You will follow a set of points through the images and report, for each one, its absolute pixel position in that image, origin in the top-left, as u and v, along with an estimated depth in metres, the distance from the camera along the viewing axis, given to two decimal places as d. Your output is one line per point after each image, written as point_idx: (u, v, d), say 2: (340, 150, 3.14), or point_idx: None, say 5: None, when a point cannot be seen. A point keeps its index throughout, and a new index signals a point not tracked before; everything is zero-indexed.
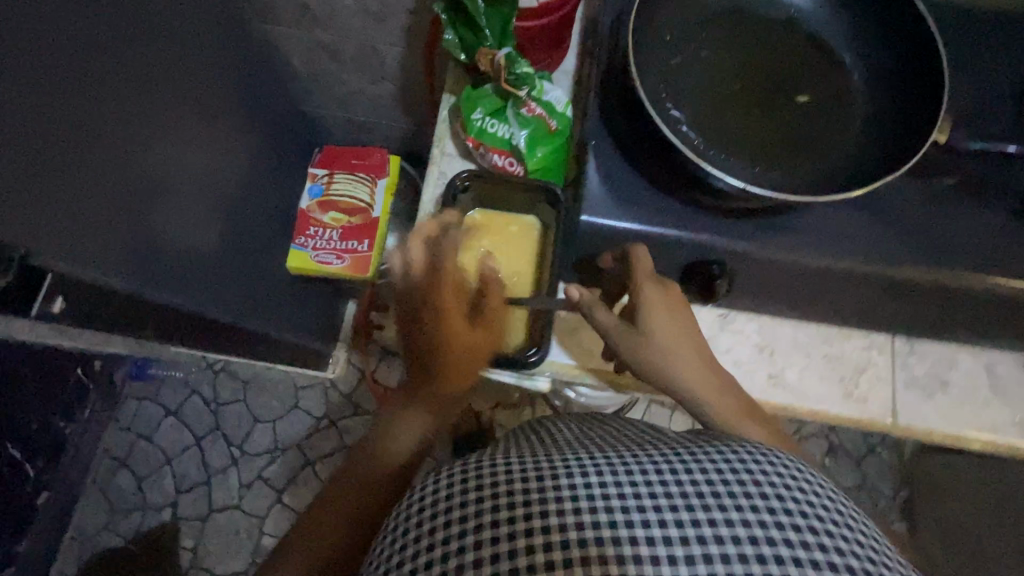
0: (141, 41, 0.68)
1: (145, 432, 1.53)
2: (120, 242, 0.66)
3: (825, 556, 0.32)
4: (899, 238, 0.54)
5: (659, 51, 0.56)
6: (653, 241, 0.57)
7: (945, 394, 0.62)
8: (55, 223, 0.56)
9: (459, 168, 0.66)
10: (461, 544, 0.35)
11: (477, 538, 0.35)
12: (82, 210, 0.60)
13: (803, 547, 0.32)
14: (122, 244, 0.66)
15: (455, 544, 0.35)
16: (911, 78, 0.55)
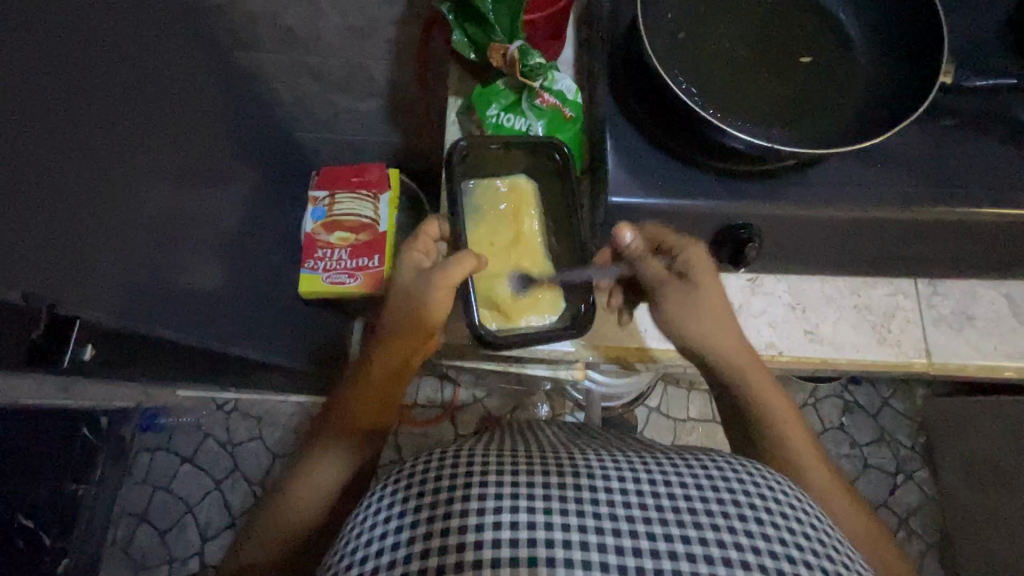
0: (134, 82, 0.67)
1: (161, 483, 1.48)
2: (130, 283, 0.65)
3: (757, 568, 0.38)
4: (915, 181, 0.56)
5: (663, 29, 0.58)
6: (681, 213, 0.58)
7: (973, 329, 0.64)
8: (64, 269, 0.55)
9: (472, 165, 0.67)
10: (444, 530, 0.39)
11: (460, 527, 0.39)
12: (92, 253, 0.58)
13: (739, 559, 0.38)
14: (132, 285, 0.65)
15: (439, 529, 0.39)
16: (906, 28, 0.57)
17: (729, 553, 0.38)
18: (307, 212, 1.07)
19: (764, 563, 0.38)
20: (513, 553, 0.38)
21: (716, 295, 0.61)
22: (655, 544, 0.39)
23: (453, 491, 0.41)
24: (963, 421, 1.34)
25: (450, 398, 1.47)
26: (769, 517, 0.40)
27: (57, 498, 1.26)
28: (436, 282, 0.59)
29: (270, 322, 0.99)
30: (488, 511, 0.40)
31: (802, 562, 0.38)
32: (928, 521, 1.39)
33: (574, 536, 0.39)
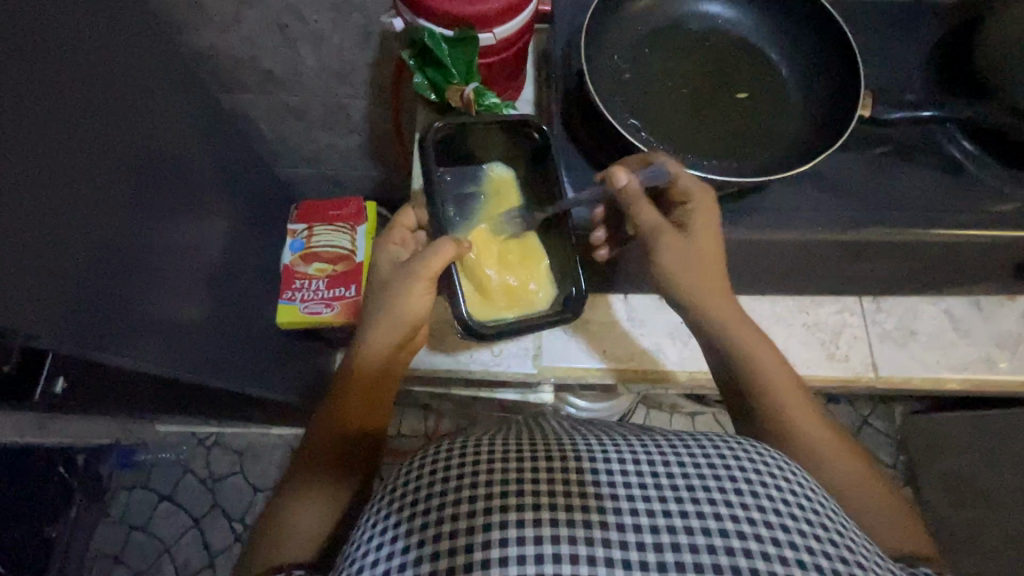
0: (119, 124, 0.71)
1: (138, 522, 1.45)
2: (107, 317, 0.66)
3: (760, 545, 0.39)
4: (848, 205, 0.61)
5: (610, 71, 0.63)
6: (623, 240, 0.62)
7: (916, 342, 0.67)
8: (41, 303, 0.57)
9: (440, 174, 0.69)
10: (450, 528, 0.40)
11: (464, 524, 0.40)
12: (69, 287, 0.60)
13: (738, 538, 0.39)
14: (109, 318, 0.66)
15: (444, 528, 0.40)
16: (833, 65, 0.62)
17: (726, 524, 0.40)
18: (287, 245, 1.10)
19: (760, 532, 0.39)
20: (519, 534, 0.39)
21: (712, 246, 0.57)
22: (654, 520, 0.40)
23: (460, 479, 0.43)
24: (938, 437, 1.36)
25: (433, 427, 1.48)
26: (762, 489, 0.42)
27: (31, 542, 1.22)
28: (423, 262, 0.60)
29: (251, 353, 1.00)
30: (493, 496, 0.41)
31: (795, 529, 0.40)
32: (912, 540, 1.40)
33: (577, 516, 0.40)
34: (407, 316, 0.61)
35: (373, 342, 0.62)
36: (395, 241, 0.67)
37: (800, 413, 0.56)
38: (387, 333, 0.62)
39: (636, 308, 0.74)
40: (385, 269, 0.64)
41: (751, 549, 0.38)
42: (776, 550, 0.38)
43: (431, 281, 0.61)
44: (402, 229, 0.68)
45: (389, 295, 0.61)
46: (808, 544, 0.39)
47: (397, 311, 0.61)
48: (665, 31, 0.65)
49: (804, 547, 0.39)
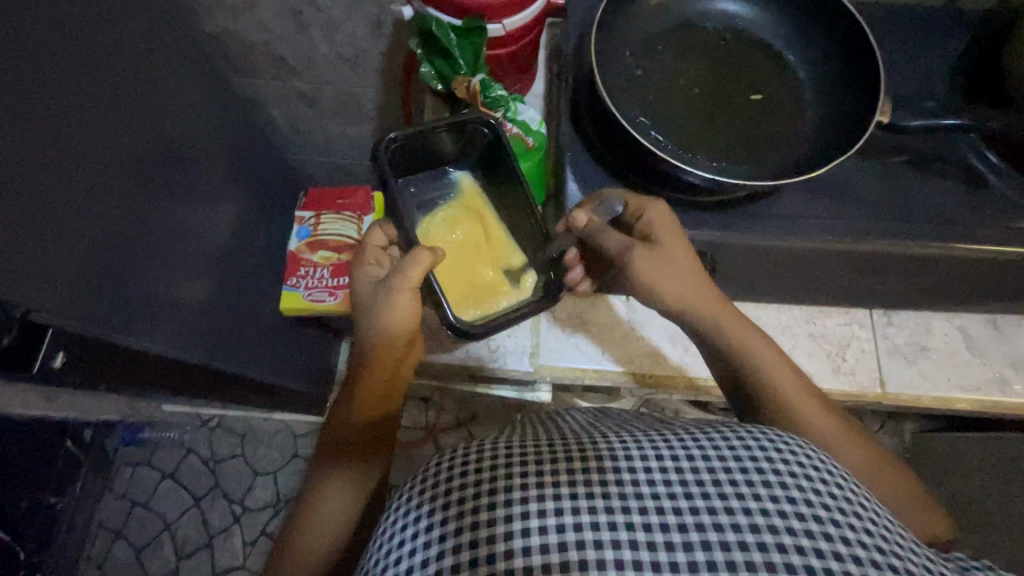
0: (130, 104, 0.71)
1: (140, 498, 1.47)
2: (111, 296, 0.66)
3: (793, 539, 0.37)
4: (861, 214, 0.59)
5: (621, 67, 0.61)
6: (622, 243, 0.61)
7: (928, 359, 0.65)
8: (47, 279, 0.57)
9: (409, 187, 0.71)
10: (473, 538, 0.40)
11: (488, 533, 0.40)
12: (75, 264, 0.61)
13: (769, 531, 0.38)
14: (112, 297, 0.67)
15: (468, 537, 0.40)
16: (851, 71, 0.60)
17: (756, 518, 0.38)
18: (293, 232, 1.10)
19: (791, 525, 0.38)
20: (544, 540, 0.39)
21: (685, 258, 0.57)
22: (682, 518, 0.39)
23: (480, 487, 0.43)
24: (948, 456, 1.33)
25: (434, 420, 1.47)
26: (792, 481, 0.41)
27: (35, 512, 1.25)
28: (400, 280, 0.60)
29: (254, 337, 1.01)
30: (515, 503, 0.41)
31: (828, 521, 0.39)
32: None
33: (602, 518, 0.39)
34: (396, 332, 0.63)
35: (366, 359, 0.65)
36: (370, 261, 0.66)
37: (795, 399, 0.56)
38: (378, 347, 0.64)
39: (636, 309, 0.72)
40: (366, 290, 0.65)
41: (784, 544, 0.37)
42: (810, 542, 0.37)
43: (414, 293, 0.62)
44: (377, 249, 0.67)
45: (374, 314, 0.62)
46: (842, 535, 0.38)
47: (385, 329, 0.63)
48: (679, 28, 0.63)
49: (838, 538, 0.38)
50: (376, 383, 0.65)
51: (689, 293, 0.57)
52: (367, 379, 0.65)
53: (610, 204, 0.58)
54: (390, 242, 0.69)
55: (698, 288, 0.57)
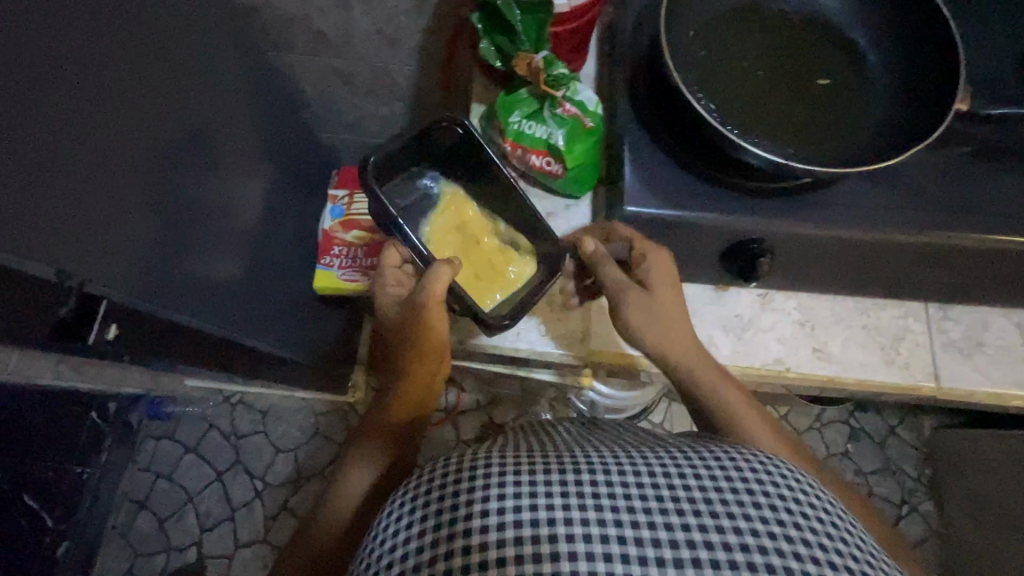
0: (163, 74, 0.70)
1: (163, 471, 1.46)
2: (150, 269, 0.66)
3: (764, 557, 0.38)
4: (928, 204, 0.57)
5: (684, 48, 0.59)
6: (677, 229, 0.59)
7: (983, 355, 0.64)
8: (89, 251, 0.56)
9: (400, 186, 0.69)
10: (450, 549, 0.39)
11: (465, 543, 0.39)
12: (115, 235, 0.60)
13: (741, 551, 0.38)
14: (150, 271, 0.66)
15: (445, 548, 0.39)
16: (924, 57, 0.58)
17: (728, 536, 0.39)
18: (326, 210, 1.10)
19: (762, 543, 0.38)
20: (516, 552, 0.38)
21: (670, 301, 0.60)
22: (655, 533, 0.39)
23: (457, 497, 0.42)
24: (970, 453, 1.31)
25: (453, 403, 1.48)
26: (766, 500, 0.41)
27: (61, 480, 1.26)
28: (430, 293, 0.63)
29: (283, 315, 1.00)
30: (491, 513, 0.40)
31: (799, 540, 0.39)
32: (930, 554, 1.37)
33: (577, 529, 0.39)
34: (436, 341, 0.67)
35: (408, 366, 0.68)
36: (392, 283, 0.72)
37: (753, 427, 0.58)
38: (420, 354, 0.67)
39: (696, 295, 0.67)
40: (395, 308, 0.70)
41: (756, 564, 0.37)
42: (779, 560, 0.37)
43: (443, 305, 0.64)
44: (395, 269, 0.72)
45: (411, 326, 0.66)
46: (811, 554, 0.38)
47: (423, 337, 0.66)
48: (745, 8, 0.61)
49: (808, 557, 0.38)
50: (411, 387, 0.68)
51: (666, 336, 0.60)
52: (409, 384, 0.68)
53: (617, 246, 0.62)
54: (407, 260, 0.73)
55: (683, 327, 0.60)
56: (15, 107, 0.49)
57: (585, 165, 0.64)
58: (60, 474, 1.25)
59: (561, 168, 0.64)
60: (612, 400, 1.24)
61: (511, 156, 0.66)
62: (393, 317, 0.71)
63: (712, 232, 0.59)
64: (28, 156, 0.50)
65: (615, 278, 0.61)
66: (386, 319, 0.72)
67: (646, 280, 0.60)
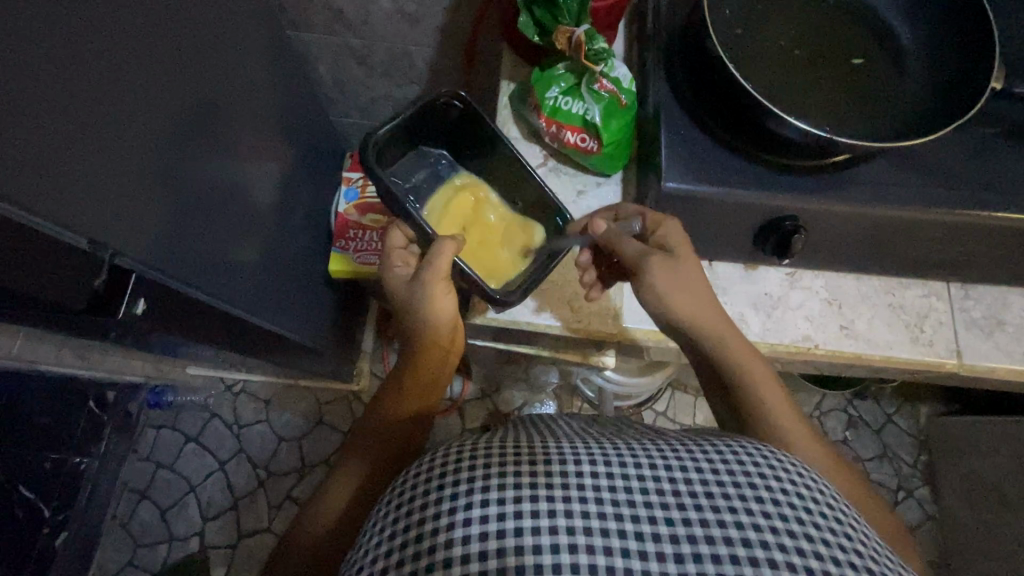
0: (192, 43, 0.69)
1: (165, 460, 1.40)
2: (171, 242, 0.63)
3: (766, 553, 0.37)
4: (963, 181, 0.58)
5: (723, 24, 0.60)
6: (714, 204, 0.59)
7: (1002, 332, 0.66)
8: (117, 219, 0.54)
9: (407, 175, 0.76)
10: (449, 538, 0.39)
11: (465, 534, 0.39)
12: (139, 204, 0.58)
13: (742, 546, 0.37)
14: (172, 244, 0.63)
15: (444, 538, 0.39)
16: (954, 38, 0.60)
17: (730, 531, 0.38)
18: (340, 192, 1.10)
19: (765, 538, 0.38)
20: (518, 542, 0.38)
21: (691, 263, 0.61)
22: (656, 528, 0.39)
23: (458, 485, 0.42)
24: (966, 439, 1.33)
25: (458, 392, 1.46)
26: (769, 495, 0.40)
27: (57, 476, 1.18)
28: (430, 268, 0.64)
29: (294, 297, 0.98)
30: (491, 504, 0.40)
31: (803, 535, 0.38)
32: (928, 540, 1.38)
33: (577, 522, 0.39)
34: (440, 320, 0.66)
35: (412, 354, 0.68)
36: (397, 263, 0.71)
37: (779, 411, 0.59)
38: (426, 341, 0.67)
39: (722, 275, 0.68)
40: (401, 291, 0.69)
41: (758, 560, 0.37)
42: (783, 556, 0.37)
43: (447, 281, 0.65)
44: (401, 251, 0.71)
45: (417, 309, 0.66)
46: (815, 549, 0.38)
47: (427, 314, 0.66)
48: None
49: (812, 553, 0.38)
50: (424, 370, 0.68)
51: (699, 304, 0.60)
52: (418, 365, 0.68)
53: (629, 223, 0.63)
54: (411, 241, 0.73)
55: (715, 308, 0.61)
56: (60, 67, 0.48)
57: (618, 142, 0.65)
58: (57, 468, 1.18)
59: (596, 144, 0.65)
60: (620, 386, 1.24)
61: (545, 131, 0.67)
62: (398, 295, 0.69)
63: (751, 210, 0.59)
64: (68, 119, 0.49)
65: (636, 250, 0.61)
66: (391, 298, 0.71)
67: (667, 245, 0.61)
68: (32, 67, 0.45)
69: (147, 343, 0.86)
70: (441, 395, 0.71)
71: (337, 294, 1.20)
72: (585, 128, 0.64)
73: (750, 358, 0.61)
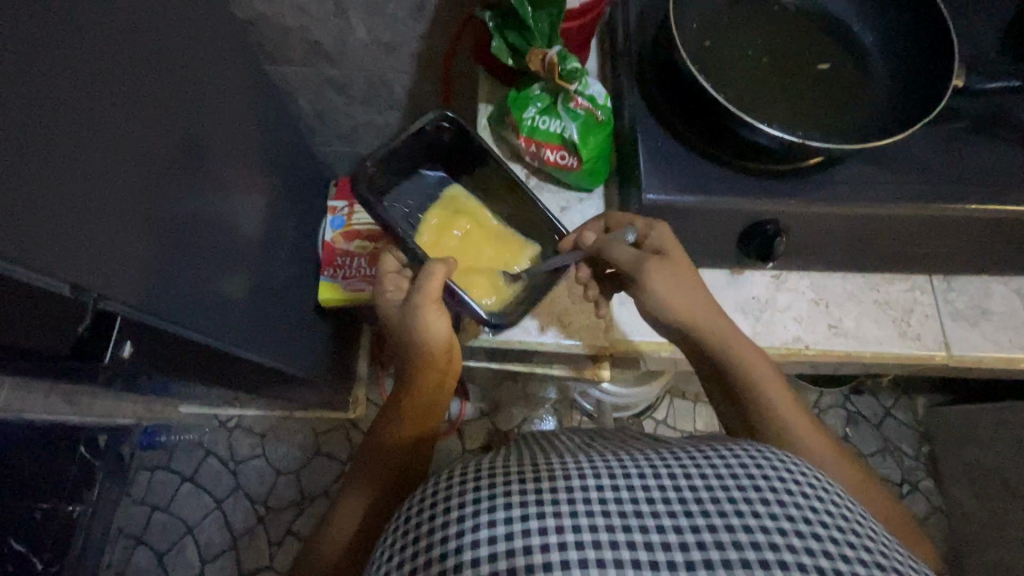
0: (171, 83, 0.69)
1: (160, 503, 1.37)
2: (155, 283, 0.63)
3: (777, 555, 0.37)
4: (935, 175, 0.59)
5: (691, 37, 0.61)
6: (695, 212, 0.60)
7: (988, 321, 0.67)
8: (100, 263, 0.54)
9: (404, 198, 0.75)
10: (459, 561, 0.39)
11: (475, 556, 0.38)
12: (123, 245, 0.57)
13: (752, 549, 0.37)
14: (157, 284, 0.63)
15: (454, 561, 0.39)
16: (915, 39, 0.62)
17: (739, 535, 0.38)
18: (326, 221, 1.10)
19: (773, 540, 0.37)
20: (528, 561, 0.37)
21: (685, 267, 0.61)
22: (665, 537, 0.39)
23: (465, 507, 0.41)
24: (966, 428, 1.34)
25: (456, 413, 1.43)
26: (774, 496, 0.40)
27: (51, 522, 1.14)
28: (421, 290, 0.64)
29: (286, 328, 0.98)
30: (498, 523, 0.39)
31: (810, 534, 0.38)
32: (936, 533, 1.38)
33: (586, 536, 0.38)
34: (433, 343, 0.65)
35: (407, 376, 0.67)
36: (389, 287, 0.69)
37: (786, 412, 0.59)
38: (419, 364, 0.66)
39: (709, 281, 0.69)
40: (394, 314, 0.68)
41: (769, 562, 0.37)
42: (793, 557, 0.37)
43: (440, 302, 0.65)
44: (395, 274, 0.69)
45: (411, 331, 0.65)
46: (825, 548, 0.37)
47: (419, 336, 0.65)
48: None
49: (821, 552, 0.37)
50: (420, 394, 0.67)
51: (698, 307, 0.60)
52: (413, 390, 0.67)
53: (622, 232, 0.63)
54: (405, 264, 0.72)
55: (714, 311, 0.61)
56: (39, 116, 0.49)
57: (596, 158, 0.66)
58: (50, 514, 1.14)
59: (576, 161, 0.66)
60: (617, 397, 1.24)
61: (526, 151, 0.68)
62: (391, 318, 0.68)
63: (732, 216, 0.60)
64: (48, 167, 0.49)
65: (629, 258, 0.61)
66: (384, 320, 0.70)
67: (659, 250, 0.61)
68: (7, 113, 0.45)
69: (138, 385, 0.85)
70: (441, 418, 0.70)
71: (328, 323, 1.19)
72: (563, 145, 0.65)
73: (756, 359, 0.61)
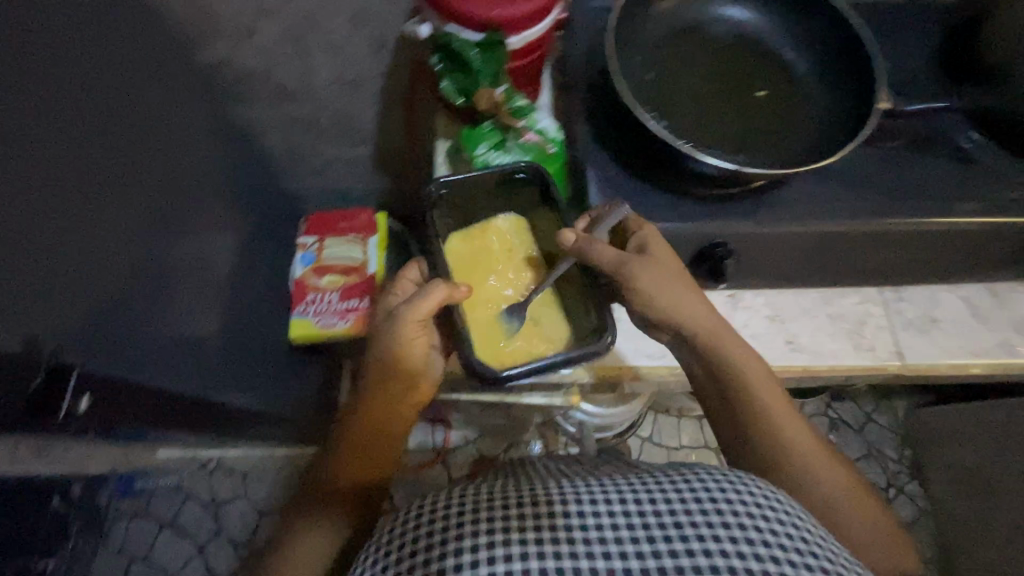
0: (139, 131, 0.70)
1: (139, 551, 1.33)
2: (112, 333, 0.63)
3: None
4: (874, 193, 0.62)
5: (634, 71, 0.64)
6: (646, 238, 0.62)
7: (939, 329, 0.69)
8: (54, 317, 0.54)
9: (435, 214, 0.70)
10: None
11: None
12: (79, 298, 0.57)
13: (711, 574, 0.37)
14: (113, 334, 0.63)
15: None
16: (848, 64, 0.65)
17: (698, 560, 0.38)
18: (296, 258, 1.10)
19: (732, 564, 0.37)
20: None
21: (669, 262, 0.59)
22: (627, 563, 0.38)
23: (431, 537, 0.41)
24: (945, 429, 1.36)
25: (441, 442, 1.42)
26: (735, 518, 0.40)
27: None
28: (420, 297, 0.60)
29: (258, 367, 0.98)
30: (464, 551, 0.39)
31: (769, 557, 0.38)
32: (925, 536, 1.39)
33: (550, 564, 0.38)
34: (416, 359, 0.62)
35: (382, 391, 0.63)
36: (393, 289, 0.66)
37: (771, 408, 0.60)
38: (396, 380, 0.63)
39: None
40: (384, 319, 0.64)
41: None
42: None
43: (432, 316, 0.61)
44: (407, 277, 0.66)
45: (397, 342, 0.62)
46: (783, 571, 0.37)
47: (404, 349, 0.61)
48: (685, 33, 0.67)
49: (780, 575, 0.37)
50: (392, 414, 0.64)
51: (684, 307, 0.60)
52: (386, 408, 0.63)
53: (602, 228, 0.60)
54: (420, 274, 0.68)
55: (700, 310, 0.60)
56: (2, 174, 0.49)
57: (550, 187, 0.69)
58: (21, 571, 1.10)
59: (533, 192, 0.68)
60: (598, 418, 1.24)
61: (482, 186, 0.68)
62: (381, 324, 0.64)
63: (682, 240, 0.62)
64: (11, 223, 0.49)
65: (612, 257, 0.58)
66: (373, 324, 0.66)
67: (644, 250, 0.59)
68: None
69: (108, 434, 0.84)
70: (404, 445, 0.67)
71: None
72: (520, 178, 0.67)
73: (741, 358, 0.61)
